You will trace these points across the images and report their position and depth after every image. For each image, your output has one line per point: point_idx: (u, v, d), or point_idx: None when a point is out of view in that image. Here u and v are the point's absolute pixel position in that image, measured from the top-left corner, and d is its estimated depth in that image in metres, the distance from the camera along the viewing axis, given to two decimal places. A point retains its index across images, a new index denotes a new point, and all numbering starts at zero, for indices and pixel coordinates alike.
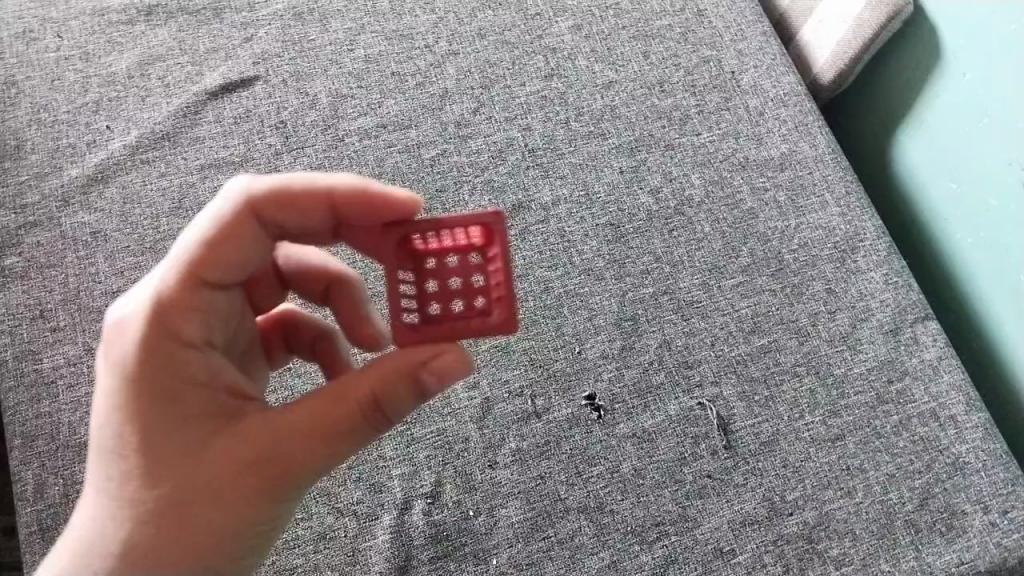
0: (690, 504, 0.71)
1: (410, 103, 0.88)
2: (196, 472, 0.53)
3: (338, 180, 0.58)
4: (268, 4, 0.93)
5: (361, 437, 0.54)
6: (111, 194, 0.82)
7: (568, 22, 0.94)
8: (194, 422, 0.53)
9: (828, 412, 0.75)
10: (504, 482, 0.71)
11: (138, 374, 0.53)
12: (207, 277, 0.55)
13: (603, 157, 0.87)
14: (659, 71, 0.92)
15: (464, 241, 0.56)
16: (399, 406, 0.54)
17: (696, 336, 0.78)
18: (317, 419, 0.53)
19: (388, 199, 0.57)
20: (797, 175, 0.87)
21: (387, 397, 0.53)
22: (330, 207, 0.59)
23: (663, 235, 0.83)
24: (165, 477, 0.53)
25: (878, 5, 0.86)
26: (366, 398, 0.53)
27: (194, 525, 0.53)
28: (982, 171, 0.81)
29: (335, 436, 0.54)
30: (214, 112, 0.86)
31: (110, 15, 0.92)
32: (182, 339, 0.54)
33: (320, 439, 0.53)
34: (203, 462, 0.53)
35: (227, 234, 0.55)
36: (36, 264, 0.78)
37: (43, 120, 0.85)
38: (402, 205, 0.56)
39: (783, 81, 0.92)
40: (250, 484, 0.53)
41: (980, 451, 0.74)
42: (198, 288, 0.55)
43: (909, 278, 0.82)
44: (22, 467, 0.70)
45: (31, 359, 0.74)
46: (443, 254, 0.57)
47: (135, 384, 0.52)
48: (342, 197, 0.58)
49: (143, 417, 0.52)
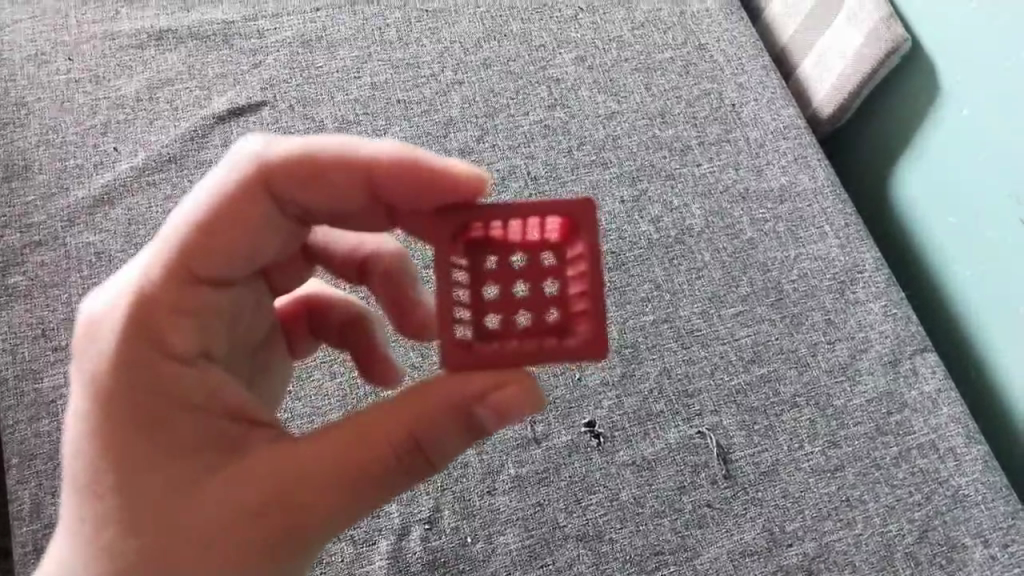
0: (690, 533, 0.71)
1: (414, 130, 0.89)
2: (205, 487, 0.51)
3: (378, 152, 0.55)
4: (277, 31, 0.94)
5: (391, 476, 0.52)
6: (117, 215, 0.82)
7: (572, 53, 0.96)
8: (206, 432, 0.52)
9: (828, 443, 0.75)
10: (503, 508, 0.71)
11: (141, 368, 0.51)
12: (212, 267, 0.53)
13: (605, 186, 0.88)
14: (661, 102, 0.93)
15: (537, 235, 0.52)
16: (438, 446, 0.53)
17: (695, 364, 0.78)
18: (347, 447, 0.52)
19: (449, 177, 0.53)
20: (797, 207, 0.88)
21: (427, 433, 0.52)
22: (359, 188, 0.56)
23: (664, 263, 0.84)
24: (171, 487, 0.50)
25: (877, 42, 0.88)
26: (400, 431, 0.52)
27: (197, 541, 0.50)
28: (981, 205, 0.82)
29: (355, 471, 0.52)
30: (221, 136, 0.87)
31: (121, 39, 0.93)
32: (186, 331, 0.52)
33: (341, 472, 0.52)
34: (214, 476, 0.51)
35: (238, 222, 0.54)
36: (41, 283, 0.79)
37: (51, 141, 0.86)
38: (468, 183, 0.53)
39: (783, 114, 0.93)
40: (265, 507, 0.51)
41: (980, 484, 0.74)
42: (202, 275, 0.53)
43: (908, 310, 0.83)
44: (19, 486, 0.70)
45: (32, 378, 0.74)
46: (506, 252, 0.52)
47: (137, 380, 0.51)
48: (384, 169, 0.55)
49: (144, 418, 0.50)
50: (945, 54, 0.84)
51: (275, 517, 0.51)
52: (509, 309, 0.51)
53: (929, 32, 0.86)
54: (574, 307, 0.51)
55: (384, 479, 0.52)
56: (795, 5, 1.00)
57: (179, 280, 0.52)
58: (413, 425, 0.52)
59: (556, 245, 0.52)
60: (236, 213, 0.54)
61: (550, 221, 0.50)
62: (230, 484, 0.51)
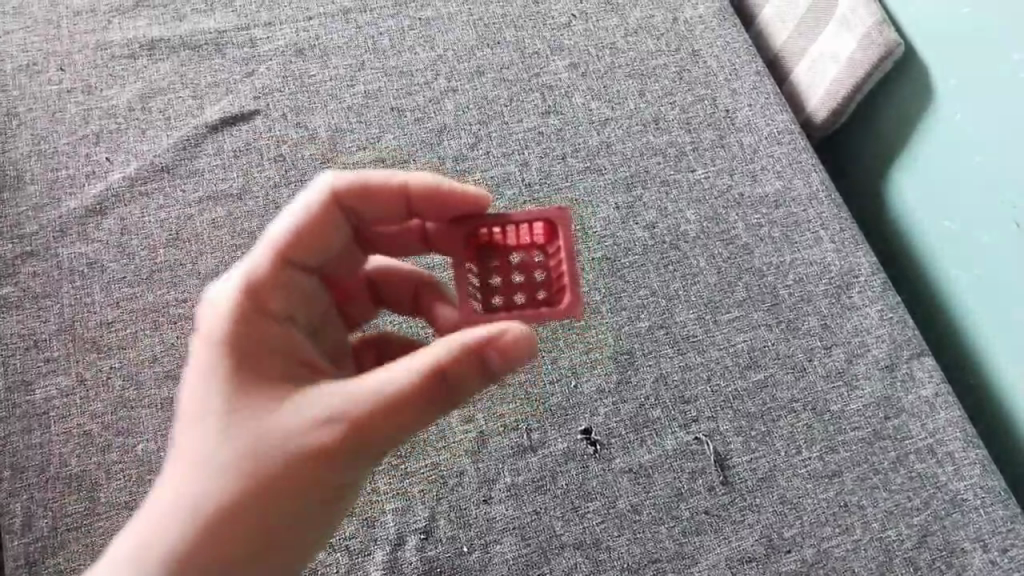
0: (687, 540, 0.71)
1: (408, 137, 0.89)
2: (266, 437, 0.53)
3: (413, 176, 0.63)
4: (270, 40, 0.94)
5: (427, 405, 0.54)
6: (109, 225, 0.82)
7: (565, 60, 0.96)
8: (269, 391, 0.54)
9: (825, 448, 0.75)
10: (499, 517, 0.70)
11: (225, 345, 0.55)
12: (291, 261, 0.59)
13: (600, 192, 0.87)
14: (655, 109, 0.93)
15: (528, 237, 0.61)
16: (465, 379, 0.54)
17: (692, 370, 0.78)
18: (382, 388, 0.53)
19: (465, 196, 0.61)
20: (792, 212, 0.87)
21: (454, 367, 0.53)
22: (401, 196, 0.63)
23: (659, 269, 0.83)
24: (239, 444, 0.53)
25: (870, 47, 0.88)
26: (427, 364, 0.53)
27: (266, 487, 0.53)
28: (977, 211, 0.81)
29: (387, 421, 0.53)
30: (214, 145, 0.87)
31: (113, 49, 0.93)
32: (266, 318, 0.57)
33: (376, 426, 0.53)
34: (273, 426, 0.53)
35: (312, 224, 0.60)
36: (32, 294, 0.78)
37: (43, 151, 0.86)
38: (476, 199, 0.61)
39: (777, 119, 0.93)
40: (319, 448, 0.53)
41: (979, 488, 0.74)
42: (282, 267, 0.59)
43: (904, 314, 0.83)
44: (10, 499, 0.69)
45: (24, 390, 0.74)
46: (505, 250, 0.62)
47: (219, 357, 0.55)
48: (415, 190, 0.62)
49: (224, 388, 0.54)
50: (951, 53, 0.83)
51: (323, 472, 0.54)
52: (508, 293, 0.60)
53: (938, 29, 0.84)
54: (556, 284, 0.59)
55: (418, 410, 0.54)
56: (789, 9, 1.00)
57: (273, 283, 0.58)
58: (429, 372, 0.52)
59: (543, 245, 0.61)
60: (318, 224, 0.61)
61: (536, 225, 0.60)
62: (283, 435, 0.53)
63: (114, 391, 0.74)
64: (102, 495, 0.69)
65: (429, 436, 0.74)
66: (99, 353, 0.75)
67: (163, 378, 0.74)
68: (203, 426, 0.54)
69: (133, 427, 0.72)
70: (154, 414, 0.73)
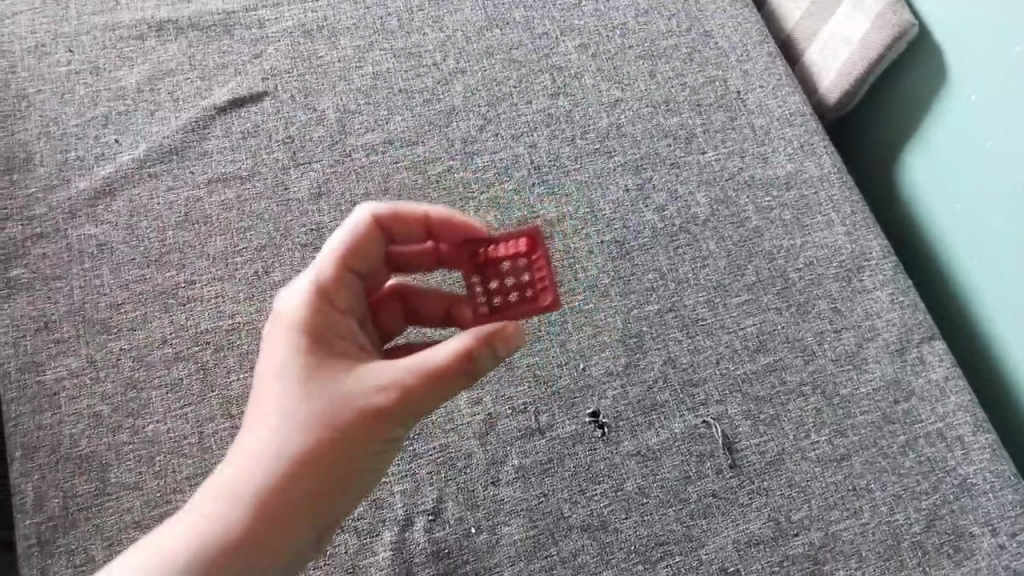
0: (695, 523, 0.71)
1: (417, 119, 0.89)
2: (325, 400, 0.58)
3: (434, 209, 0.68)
4: (278, 21, 0.94)
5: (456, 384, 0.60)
6: (118, 207, 0.82)
7: (575, 41, 0.95)
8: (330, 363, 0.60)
9: (834, 432, 0.75)
10: (507, 499, 0.71)
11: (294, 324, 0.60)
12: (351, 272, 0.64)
13: (609, 175, 0.87)
14: (665, 90, 0.92)
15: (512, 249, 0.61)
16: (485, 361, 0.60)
17: (700, 353, 0.78)
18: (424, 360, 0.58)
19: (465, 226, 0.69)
20: (803, 195, 0.87)
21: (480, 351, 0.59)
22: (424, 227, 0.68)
23: (669, 252, 0.83)
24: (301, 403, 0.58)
25: (884, 27, 0.87)
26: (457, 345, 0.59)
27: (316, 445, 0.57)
28: (991, 193, 0.80)
29: (424, 398, 0.59)
30: (222, 127, 0.87)
31: (121, 30, 0.92)
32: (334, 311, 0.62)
33: (415, 404, 0.59)
34: (331, 391, 0.58)
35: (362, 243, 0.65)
36: (42, 276, 0.78)
37: (52, 133, 0.86)
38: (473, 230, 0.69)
39: (789, 101, 0.92)
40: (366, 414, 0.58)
41: (988, 473, 0.74)
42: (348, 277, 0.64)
43: (915, 298, 0.82)
44: (22, 478, 0.70)
45: (35, 371, 0.74)
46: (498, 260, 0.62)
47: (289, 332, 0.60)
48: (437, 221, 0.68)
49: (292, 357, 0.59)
50: (972, 31, 0.80)
51: (367, 438, 0.58)
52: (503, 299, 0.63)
53: (959, 6, 0.82)
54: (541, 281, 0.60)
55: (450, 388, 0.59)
56: None
57: (331, 292, 0.63)
58: (461, 353, 0.59)
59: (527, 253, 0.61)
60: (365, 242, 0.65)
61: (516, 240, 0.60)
62: (338, 398, 0.58)
63: (124, 372, 0.74)
64: (113, 476, 0.70)
65: (437, 419, 0.74)
66: (109, 334, 0.76)
67: (173, 359, 0.75)
68: (272, 392, 0.59)
69: (143, 408, 0.73)
70: (164, 395, 0.73)
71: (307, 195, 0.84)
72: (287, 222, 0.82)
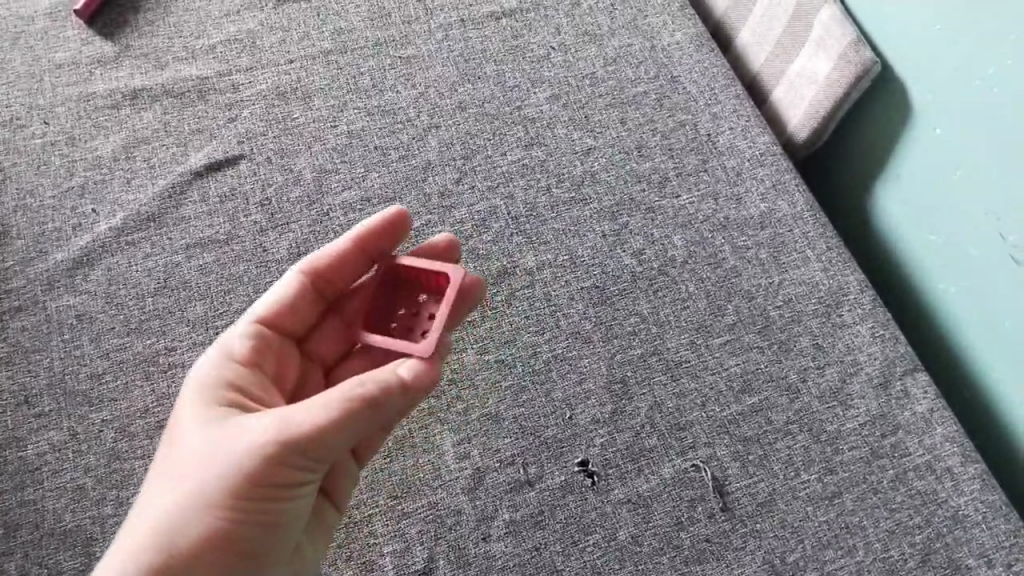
0: (690, 570, 0.70)
1: (393, 175, 0.89)
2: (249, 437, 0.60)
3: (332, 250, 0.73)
4: (253, 84, 0.95)
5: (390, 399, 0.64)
6: (97, 277, 0.82)
7: (546, 92, 0.96)
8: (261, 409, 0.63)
9: (824, 469, 0.75)
10: (499, 555, 0.70)
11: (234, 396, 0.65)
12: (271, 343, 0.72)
13: (586, 222, 0.88)
14: (636, 136, 0.94)
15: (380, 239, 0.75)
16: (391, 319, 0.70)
17: (685, 397, 0.78)
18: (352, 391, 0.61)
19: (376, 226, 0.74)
20: (778, 233, 0.88)
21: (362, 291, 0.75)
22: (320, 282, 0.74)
23: (648, 296, 0.83)
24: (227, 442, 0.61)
25: (843, 67, 0.89)
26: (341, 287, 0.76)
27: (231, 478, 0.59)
28: (975, 213, 0.80)
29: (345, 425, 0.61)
30: (199, 192, 0.87)
31: (96, 100, 0.93)
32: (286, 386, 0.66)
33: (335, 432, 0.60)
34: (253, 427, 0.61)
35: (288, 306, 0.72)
36: (22, 349, 0.78)
37: (29, 206, 0.86)
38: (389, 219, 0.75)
39: (759, 141, 0.94)
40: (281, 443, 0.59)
41: (980, 503, 0.73)
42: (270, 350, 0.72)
43: (896, 330, 0.82)
44: (4, 558, 0.68)
45: (15, 447, 0.73)
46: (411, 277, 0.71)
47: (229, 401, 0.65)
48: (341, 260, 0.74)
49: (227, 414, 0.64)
50: (972, 50, 0.77)
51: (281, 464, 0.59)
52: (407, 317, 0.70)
53: (968, 9, 0.76)
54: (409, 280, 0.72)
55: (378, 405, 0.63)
56: (761, 34, 1.02)
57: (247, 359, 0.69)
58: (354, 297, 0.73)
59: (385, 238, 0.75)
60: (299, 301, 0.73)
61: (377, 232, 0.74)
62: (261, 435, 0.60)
63: (106, 444, 0.73)
64: (97, 551, 0.68)
65: (426, 477, 0.73)
66: (90, 406, 0.75)
67: (155, 429, 0.74)
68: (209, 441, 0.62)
69: (126, 479, 0.71)
70: (147, 465, 0.72)
71: (285, 255, 0.84)
72: (266, 283, 0.82)
